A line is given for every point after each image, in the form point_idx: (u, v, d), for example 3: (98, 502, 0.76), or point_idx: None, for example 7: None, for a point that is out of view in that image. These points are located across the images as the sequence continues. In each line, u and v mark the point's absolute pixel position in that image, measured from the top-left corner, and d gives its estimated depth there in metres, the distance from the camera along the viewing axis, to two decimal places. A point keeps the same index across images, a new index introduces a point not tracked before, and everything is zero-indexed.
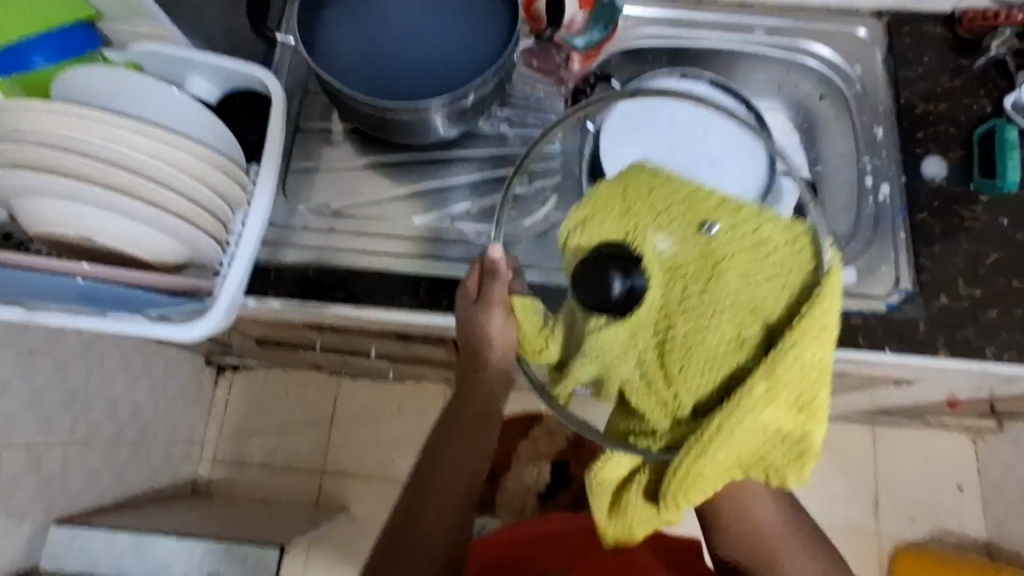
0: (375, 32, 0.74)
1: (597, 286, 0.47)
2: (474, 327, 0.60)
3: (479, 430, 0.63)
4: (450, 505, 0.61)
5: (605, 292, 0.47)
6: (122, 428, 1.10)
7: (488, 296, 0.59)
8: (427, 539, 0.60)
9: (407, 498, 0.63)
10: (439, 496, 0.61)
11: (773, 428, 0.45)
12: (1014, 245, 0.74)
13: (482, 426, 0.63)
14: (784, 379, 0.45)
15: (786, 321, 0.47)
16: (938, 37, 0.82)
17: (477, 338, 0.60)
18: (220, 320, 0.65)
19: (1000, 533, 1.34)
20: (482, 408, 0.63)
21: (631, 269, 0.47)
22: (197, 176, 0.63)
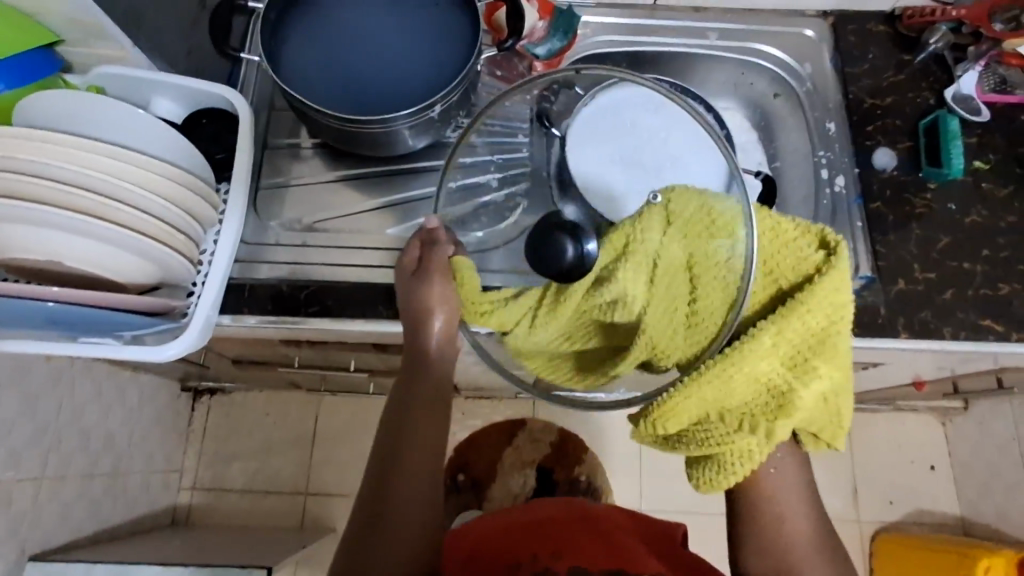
0: (339, 48, 0.75)
1: (550, 251, 0.49)
2: (417, 295, 0.60)
3: (434, 409, 0.61)
4: (415, 490, 0.58)
5: (559, 257, 0.49)
6: (95, 460, 1.07)
7: (427, 266, 0.61)
8: (399, 532, 0.56)
9: (372, 491, 0.58)
10: (404, 484, 0.58)
11: (768, 376, 0.53)
12: (962, 229, 0.78)
13: (437, 404, 0.61)
14: (788, 335, 0.52)
15: (791, 292, 0.54)
16: (880, 35, 0.87)
17: (424, 308, 0.60)
18: (196, 339, 0.65)
19: (972, 510, 1.38)
20: (434, 384, 0.61)
21: (581, 237, 0.49)
22: (167, 196, 0.63)
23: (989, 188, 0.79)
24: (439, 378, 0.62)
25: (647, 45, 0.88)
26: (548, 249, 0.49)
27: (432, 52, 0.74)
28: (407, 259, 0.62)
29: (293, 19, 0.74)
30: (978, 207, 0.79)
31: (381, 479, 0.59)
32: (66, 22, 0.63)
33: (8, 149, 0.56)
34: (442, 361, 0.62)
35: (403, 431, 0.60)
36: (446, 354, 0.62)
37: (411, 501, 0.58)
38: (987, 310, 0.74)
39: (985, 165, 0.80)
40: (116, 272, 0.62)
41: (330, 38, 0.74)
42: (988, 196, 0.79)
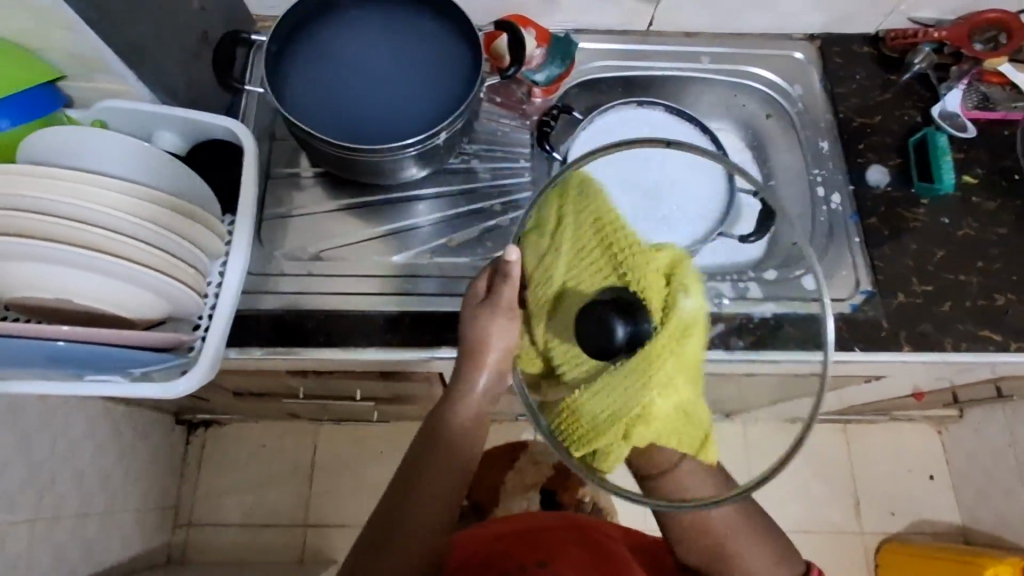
0: (340, 77, 0.75)
1: (595, 331, 0.42)
2: (476, 328, 0.60)
3: (462, 446, 0.63)
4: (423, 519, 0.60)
5: (608, 340, 0.42)
6: (90, 499, 1.04)
7: (495, 297, 0.59)
8: (408, 546, 0.59)
9: (389, 503, 0.62)
10: (423, 502, 0.60)
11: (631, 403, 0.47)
12: (955, 242, 0.80)
13: (470, 431, 0.63)
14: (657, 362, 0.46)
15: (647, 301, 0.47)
16: (865, 56, 0.89)
17: (474, 342, 0.60)
18: (205, 373, 0.64)
19: (972, 518, 1.39)
20: (469, 421, 0.63)
21: (632, 314, 0.44)
22: (175, 230, 0.62)
23: (978, 201, 0.82)
24: (477, 418, 0.63)
25: (641, 69, 0.89)
26: (594, 326, 0.43)
27: (434, 79, 0.75)
28: (477, 288, 0.61)
29: (295, 50, 0.75)
30: (969, 220, 0.81)
31: (393, 504, 0.61)
32: (70, 58, 0.63)
33: (16, 187, 0.56)
34: (480, 402, 0.63)
35: (426, 462, 0.62)
36: (490, 393, 0.63)
37: (417, 528, 0.60)
38: (984, 320, 0.76)
39: (973, 178, 0.83)
40: (124, 306, 0.62)
41: (331, 67, 0.75)
42: (978, 209, 0.81)
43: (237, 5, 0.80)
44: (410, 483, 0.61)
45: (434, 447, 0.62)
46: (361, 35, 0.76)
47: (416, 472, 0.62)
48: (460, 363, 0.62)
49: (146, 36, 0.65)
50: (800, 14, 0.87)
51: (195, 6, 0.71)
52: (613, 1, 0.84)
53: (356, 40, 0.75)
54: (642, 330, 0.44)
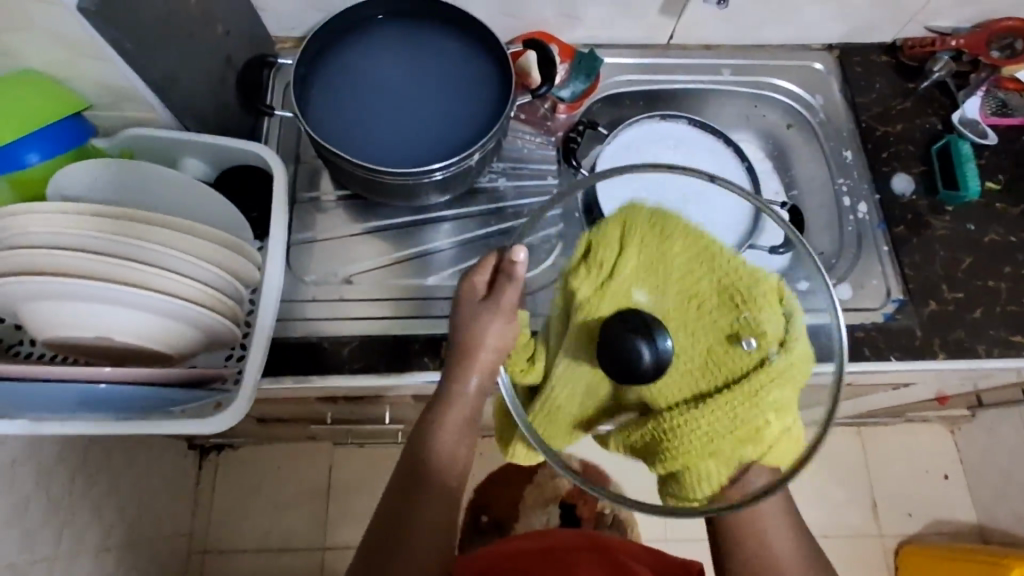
0: (368, 96, 0.73)
1: (624, 359, 0.45)
2: (476, 326, 0.57)
3: (458, 447, 0.59)
4: (429, 532, 0.56)
5: (635, 361, 0.45)
6: (107, 531, 1.02)
7: (497, 297, 0.57)
8: (413, 554, 0.56)
9: (388, 511, 0.57)
10: (426, 505, 0.57)
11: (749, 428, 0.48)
12: (983, 248, 0.80)
13: (468, 430, 0.60)
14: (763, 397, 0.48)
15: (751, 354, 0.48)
16: (884, 66, 0.90)
17: (469, 342, 0.57)
18: (244, 405, 0.62)
19: (988, 517, 1.40)
20: (463, 422, 0.59)
21: (653, 336, 0.46)
22: (211, 260, 0.61)
23: (1003, 207, 0.82)
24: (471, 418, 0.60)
25: (663, 83, 0.89)
26: (614, 351, 0.46)
27: (463, 98, 0.74)
28: (476, 284, 0.58)
29: (322, 73, 0.74)
30: (995, 227, 0.81)
31: (394, 518, 0.57)
32: (101, 89, 0.62)
33: (55, 225, 0.55)
34: (473, 399, 0.59)
35: (420, 468, 0.58)
36: (484, 391, 0.60)
37: (421, 541, 0.56)
38: (1016, 326, 0.76)
39: (996, 185, 0.84)
40: (161, 341, 0.60)
41: (358, 87, 0.73)
42: (1003, 215, 0.82)
43: (259, 28, 0.79)
44: (408, 492, 0.57)
45: (423, 452, 0.58)
46: (388, 56, 0.75)
47: (413, 481, 0.57)
48: (454, 360, 0.59)
49: (175, 63, 0.63)
50: (820, 25, 0.88)
51: (220, 31, 0.70)
52: (635, 16, 0.84)
53: (384, 61, 0.74)
54: (665, 351, 0.46)
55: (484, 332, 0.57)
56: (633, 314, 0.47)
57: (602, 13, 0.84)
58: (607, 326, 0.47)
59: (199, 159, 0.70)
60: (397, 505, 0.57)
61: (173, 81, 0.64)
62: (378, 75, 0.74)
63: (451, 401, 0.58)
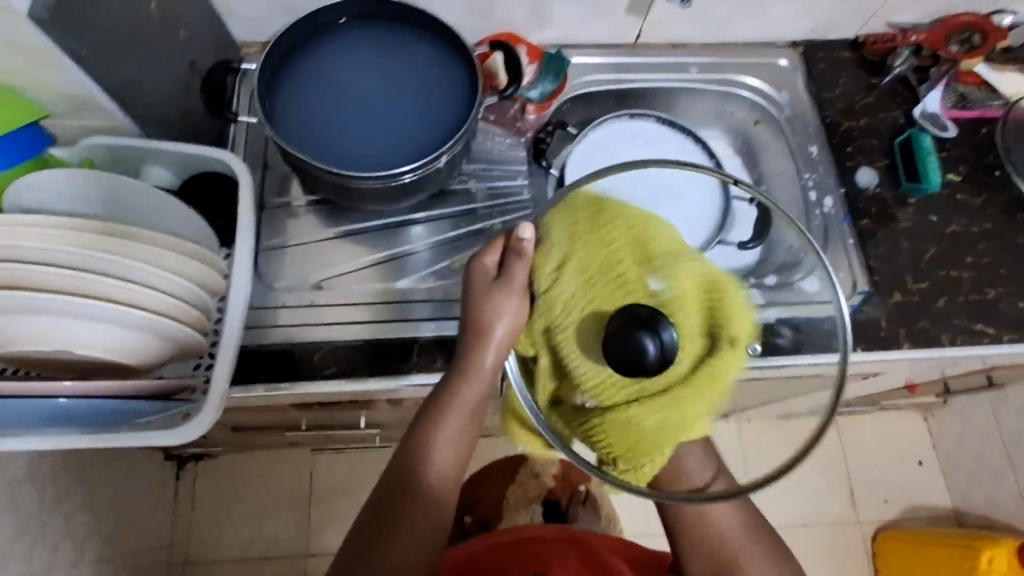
0: (334, 99, 0.73)
1: (630, 348, 0.47)
2: (490, 308, 0.57)
3: (456, 439, 0.59)
4: (419, 522, 0.56)
5: (642, 355, 0.46)
6: (82, 546, 1.00)
7: (510, 278, 0.57)
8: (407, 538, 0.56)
9: (384, 494, 0.57)
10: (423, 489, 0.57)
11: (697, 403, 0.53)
12: (945, 239, 0.82)
13: (471, 414, 0.59)
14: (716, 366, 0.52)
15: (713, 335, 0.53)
16: (848, 61, 0.91)
17: (481, 322, 0.57)
18: (213, 414, 0.62)
19: (962, 500, 1.43)
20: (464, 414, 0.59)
21: (657, 328, 0.47)
22: (178, 272, 0.61)
23: (964, 198, 0.84)
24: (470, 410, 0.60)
25: (632, 81, 0.90)
26: (625, 342, 0.47)
27: (432, 101, 0.73)
28: (488, 264, 0.59)
29: (287, 77, 0.73)
30: (957, 218, 0.83)
31: (386, 509, 0.56)
32: (60, 98, 0.61)
33: (14, 238, 0.54)
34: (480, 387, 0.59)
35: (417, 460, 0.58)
36: (495, 378, 0.60)
37: (410, 532, 0.56)
38: (978, 314, 0.78)
39: (958, 176, 0.85)
40: (126, 354, 0.60)
41: (326, 90, 0.73)
42: (965, 206, 0.84)
43: (223, 32, 0.78)
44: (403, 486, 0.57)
45: (430, 431, 0.58)
46: (356, 59, 0.74)
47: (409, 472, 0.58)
48: (463, 341, 0.59)
49: (135, 70, 0.62)
50: (784, 22, 0.89)
51: (183, 36, 0.69)
52: (603, 15, 0.85)
53: (350, 65, 0.74)
54: (670, 343, 0.48)
55: (494, 313, 0.57)
56: (641, 308, 0.49)
57: (569, 13, 0.84)
58: (617, 320, 0.48)
59: (163, 168, 0.69)
60: (389, 495, 0.57)
61: (135, 89, 0.63)
62: (346, 79, 0.74)
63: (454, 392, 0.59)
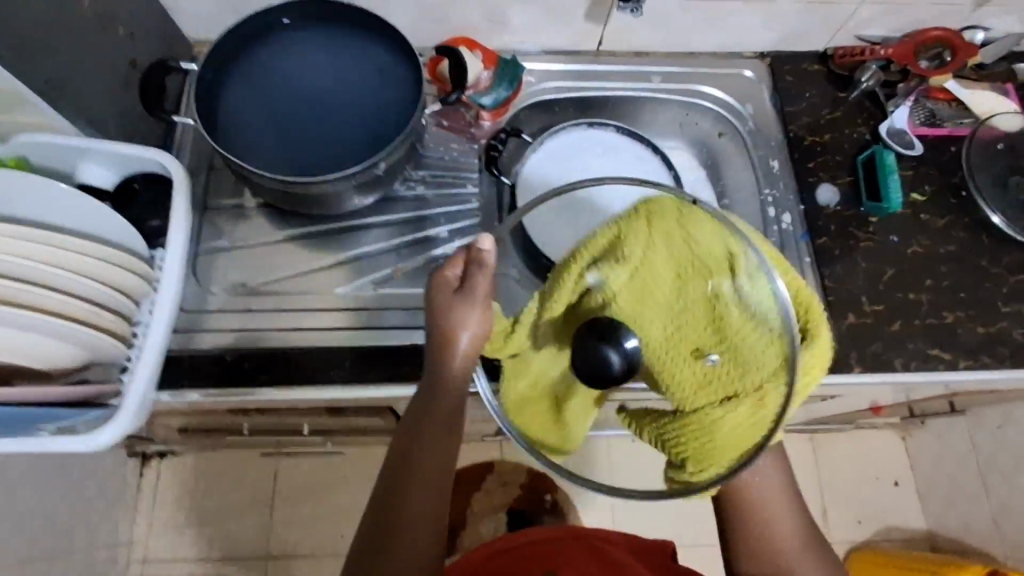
0: (279, 106, 0.73)
1: (591, 356, 0.45)
2: (453, 316, 0.53)
3: (444, 438, 0.55)
4: (414, 522, 0.52)
5: (606, 369, 0.45)
6: (33, 542, 0.99)
7: (471, 288, 0.53)
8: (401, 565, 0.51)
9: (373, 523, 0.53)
10: (411, 510, 0.52)
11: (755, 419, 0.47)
12: (905, 260, 0.80)
13: (451, 420, 0.55)
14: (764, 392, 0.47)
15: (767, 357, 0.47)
16: (816, 74, 0.89)
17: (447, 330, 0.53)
18: (131, 422, 0.61)
19: (938, 523, 1.41)
20: (447, 414, 0.55)
21: (619, 338, 0.46)
22: (99, 278, 0.60)
23: (927, 218, 0.82)
24: (452, 407, 0.55)
25: (593, 89, 0.88)
26: (589, 352, 0.45)
27: (378, 106, 0.72)
28: (448, 276, 0.54)
29: (230, 77, 0.72)
30: (918, 238, 0.81)
31: (380, 512, 0.53)
32: None
33: None
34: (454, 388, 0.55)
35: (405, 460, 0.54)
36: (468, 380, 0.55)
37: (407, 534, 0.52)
38: (934, 339, 0.76)
39: (922, 196, 0.83)
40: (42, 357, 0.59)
41: (271, 93, 0.72)
42: (927, 226, 0.82)
43: (170, 30, 0.77)
44: (394, 486, 0.53)
45: (410, 446, 0.54)
46: (301, 60, 0.73)
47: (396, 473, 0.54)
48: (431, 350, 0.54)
49: (63, 67, 0.61)
50: (749, 33, 0.87)
51: (121, 34, 0.68)
52: (561, 22, 0.83)
53: (294, 67, 0.73)
54: (635, 353, 0.46)
55: (460, 323, 0.53)
56: (601, 318, 0.47)
57: (526, 18, 0.82)
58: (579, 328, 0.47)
59: (98, 166, 0.68)
60: (380, 498, 0.53)
61: (64, 86, 0.62)
62: (290, 81, 0.73)
63: (432, 393, 0.54)
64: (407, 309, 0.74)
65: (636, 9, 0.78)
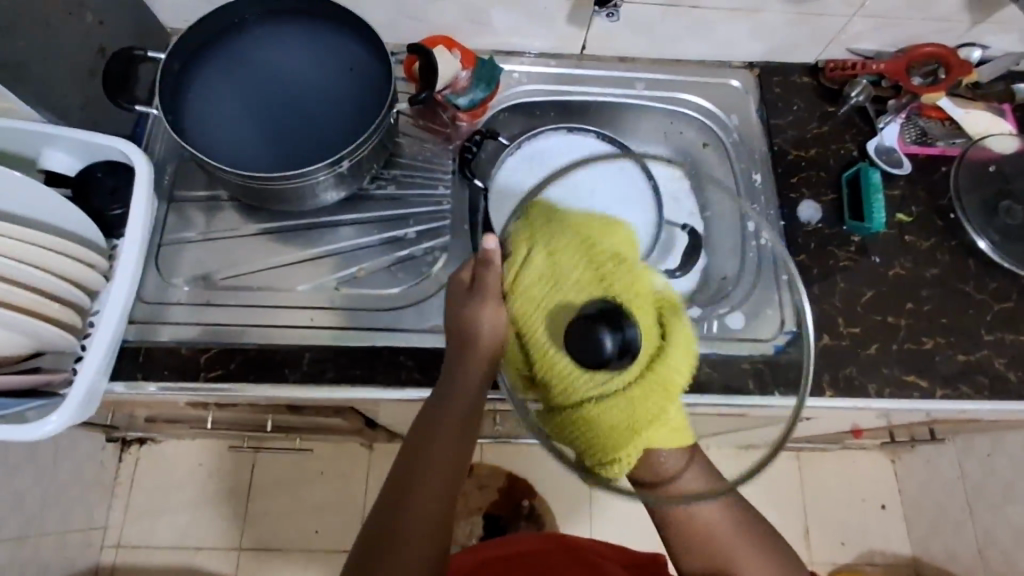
0: (248, 98, 0.71)
1: (585, 342, 0.45)
2: (464, 313, 0.56)
3: (461, 438, 0.55)
4: (422, 518, 0.51)
5: (600, 351, 0.44)
6: (0, 523, 0.99)
7: (482, 287, 0.56)
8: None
9: (373, 528, 0.51)
10: (412, 519, 0.51)
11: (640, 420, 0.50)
12: (885, 282, 0.77)
13: (462, 430, 0.55)
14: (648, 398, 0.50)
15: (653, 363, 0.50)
16: (805, 86, 0.87)
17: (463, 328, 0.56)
18: (79, 412, 0.61)
19: (923, 550, 1.37)
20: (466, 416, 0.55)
21: (617, 323, 0.46)
22: (52, 267, 0.60)
23: (912, 240, 0.79)
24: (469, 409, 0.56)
25: (575, 94, 0.86)
26: (583, 343, 0.45)
27: (347, 103, 0.71)
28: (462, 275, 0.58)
29: (200, 68, 0.71)
30: (901, 260, 0.78)
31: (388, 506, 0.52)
32: None
33: None
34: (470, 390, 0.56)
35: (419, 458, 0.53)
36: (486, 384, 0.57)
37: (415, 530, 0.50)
38: (910, 365, 0.73)
39: (908, 217, 0.80)
40: None
41: (240, 84, 0.72)
42: (911, 248, 0.79)
43: (145, 18, 0.77)
44: (405, 481, 0.52)
45: (417, 452, 0.54)
46: (273, 54, 0.72)
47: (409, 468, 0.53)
48: (457, 354, 0.56)
49: (23, 52, 0.61)
50: (737, 42, 0.85)
51: (88, 20, 0.67)
52: (543, 24, 0.81)
53: (265, 60, 0.72)
54: (631, 339, 0.46)
55: (474, 320, 0.55)
56: (596, 307, 0.48)
57: (507, 19, 0.81)
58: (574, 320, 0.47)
59: (61, 152, 0.68)
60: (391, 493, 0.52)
61: (24, 71, 0.62)
62: (261, 74, 0.72)
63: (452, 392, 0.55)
64: (369, 310, 0.73)
65: (610, 14, 0.79)
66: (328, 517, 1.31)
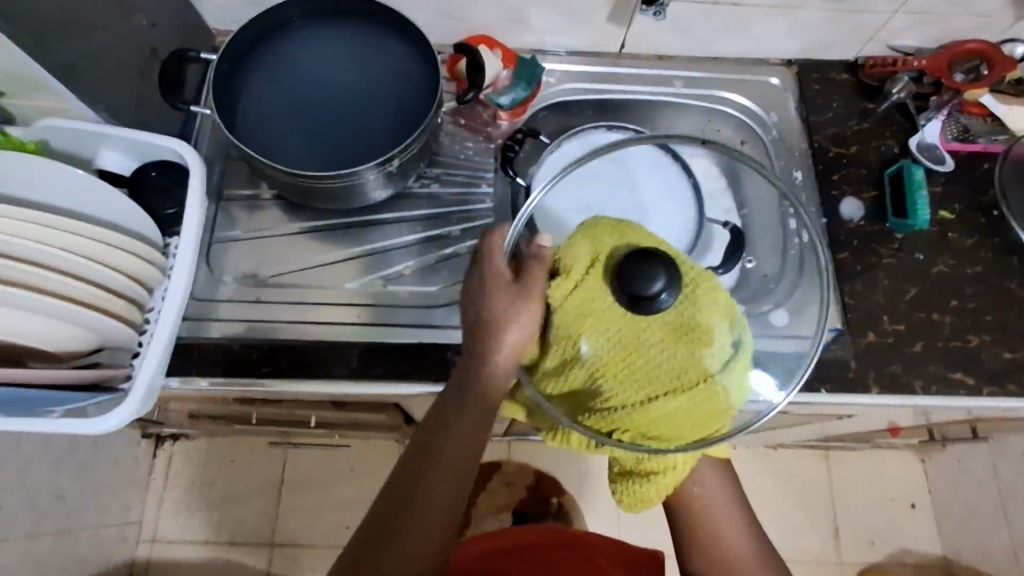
0: (295, 98, 0.72)
1: (637, 283, 0.48)
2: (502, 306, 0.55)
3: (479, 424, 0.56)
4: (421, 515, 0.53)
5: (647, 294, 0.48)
6: (43, 518, 1.01)
7: (527, 285, 0.55)
8: (411, 548, 0.52)
9: (387, 498, 0.54)
10: (425, 498, 0.53)
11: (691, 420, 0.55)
12: (930, 279, 0.77)
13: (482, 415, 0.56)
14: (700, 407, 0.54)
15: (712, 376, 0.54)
16: (844, 83, 0.87)
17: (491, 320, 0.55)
18: (139, 408, 0.62)
19: (954, 550, 1.36)
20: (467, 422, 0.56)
21: (671, 280, 0.49)
22: (113, 264, 0.61)
23: (955, 237, 0.79)
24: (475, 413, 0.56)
25: (614, 92, 0.86)
26: (641, 274, 0.48)
27: (394, 102, 0.72)
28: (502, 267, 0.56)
29: (248, 69, 0.72)
30: (944, 257, 0.78)
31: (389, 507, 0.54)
32: (6, 77, 0.60)
33: None
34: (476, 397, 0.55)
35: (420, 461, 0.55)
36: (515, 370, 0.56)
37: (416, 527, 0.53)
38: (956, 362, 0.73)
39: (951, 214, 0.80)
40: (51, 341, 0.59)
41: (289, 83, 0.73)
42: (955, 245, 0.79)
43: (192, 20, 0.78)
44: (412, 478, 0.54)
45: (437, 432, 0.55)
46: (320, 54, 0.73)
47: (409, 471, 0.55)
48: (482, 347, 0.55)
49: (82, 55, 0.62)
50: (776, 40, 0.85)
51: (142, 23, 0.68)
52: (582, 22, 0.82)
53: (312, 61, 0.73)
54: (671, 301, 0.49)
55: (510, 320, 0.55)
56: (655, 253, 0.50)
57: (547, 18, 0.81)
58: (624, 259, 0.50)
59: (116, 152, 0.69)
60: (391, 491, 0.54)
61: (85, 73, 0.63)
62: (309, 73, 0.73)
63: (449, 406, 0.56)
64: (414, 307, 0.74)
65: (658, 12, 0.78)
66: (358, 513, 1.32)
